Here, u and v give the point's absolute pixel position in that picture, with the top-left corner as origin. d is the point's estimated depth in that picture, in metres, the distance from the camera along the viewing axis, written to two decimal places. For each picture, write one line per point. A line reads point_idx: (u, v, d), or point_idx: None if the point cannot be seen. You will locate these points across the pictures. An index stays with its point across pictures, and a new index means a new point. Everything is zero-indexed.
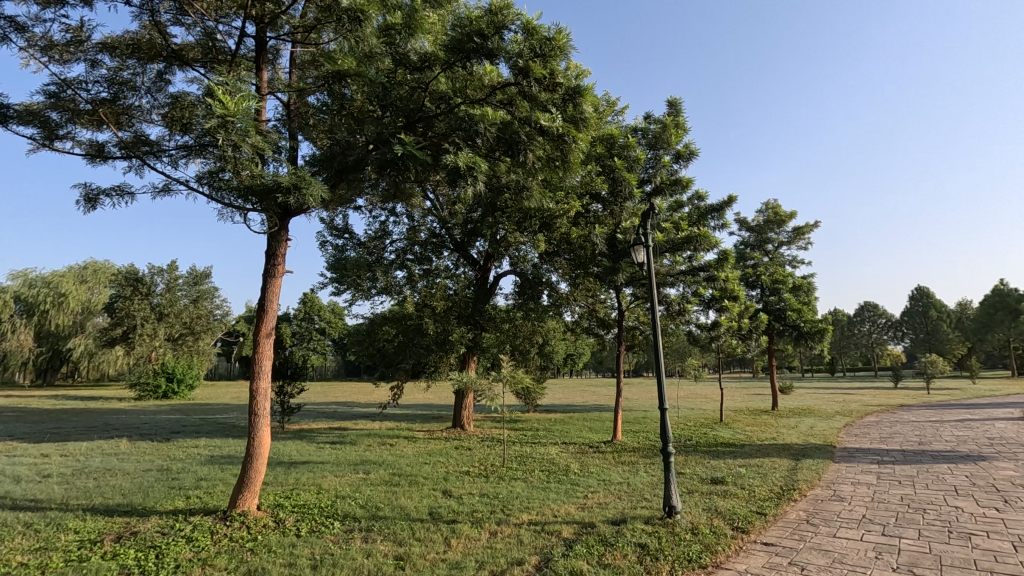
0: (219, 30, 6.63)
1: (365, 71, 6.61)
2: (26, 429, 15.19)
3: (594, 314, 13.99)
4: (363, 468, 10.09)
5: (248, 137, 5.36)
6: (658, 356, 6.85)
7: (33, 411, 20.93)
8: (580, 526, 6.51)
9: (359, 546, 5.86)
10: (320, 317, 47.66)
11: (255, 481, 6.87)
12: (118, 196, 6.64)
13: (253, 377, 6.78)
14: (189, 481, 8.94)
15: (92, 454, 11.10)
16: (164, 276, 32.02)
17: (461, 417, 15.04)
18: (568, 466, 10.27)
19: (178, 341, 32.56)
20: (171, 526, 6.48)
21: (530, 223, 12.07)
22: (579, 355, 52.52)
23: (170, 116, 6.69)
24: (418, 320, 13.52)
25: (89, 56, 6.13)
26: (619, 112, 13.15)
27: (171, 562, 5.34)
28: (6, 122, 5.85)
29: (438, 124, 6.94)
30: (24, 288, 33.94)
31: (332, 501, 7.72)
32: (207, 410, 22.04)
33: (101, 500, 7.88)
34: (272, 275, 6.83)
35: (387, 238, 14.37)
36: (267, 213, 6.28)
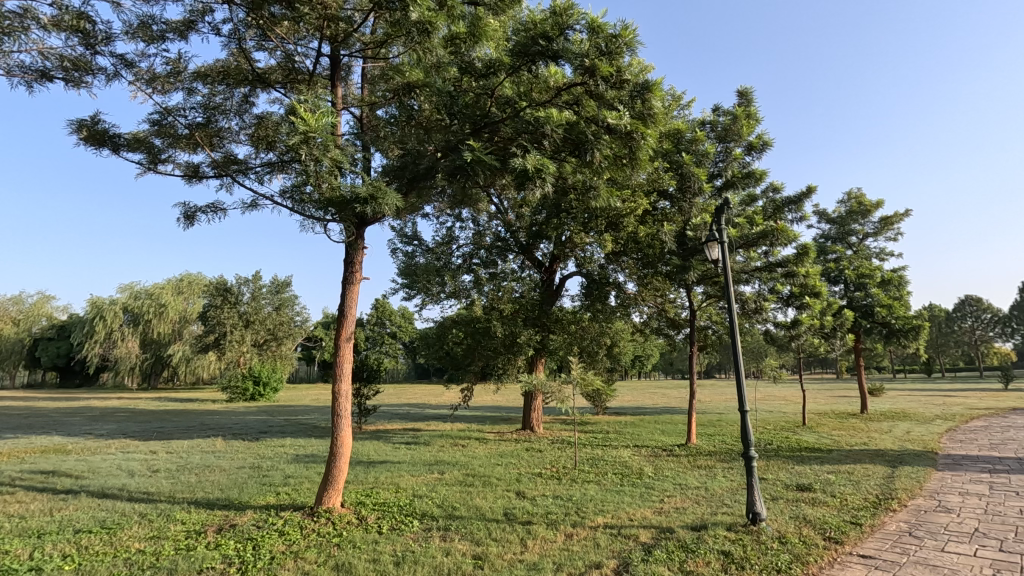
0: (297, 52, 7.04)
1: (433, 81, 6.82)
2: (137, 428, 16.71)
3: (664, 315, 13.63)
4: (438, 468, 10.32)
5: (327, 152, 5.63)
6: (737, 357, 6.53)
7: (142, 411, 23.00)
8: (658, 530, 6.37)
9: (438, 545, 6.00)
10: (391, 322, 49.28)
11: (339, 479, 7.20)
12: (213, 213, 7.19)
13: (334, 379, 7.11)
14: (278, 478, 9.51)
15: (193, 451, 12.05)
16: (250, 285, 34.25)
17: (531, 419, 15.06)
18: (641, 470, 10.06)
19: (264, 347, 34.71)
20: (265, 520, 6.91)
21: (596, 224, 11.89)
22: (648, 355, 51.40)
23: (256, 135, 7.19)
24: (486, 322, 13.71)
25: (186, 85, 6.68)
26: (685, 106, 12.76)
27: (267, 554, 5.69)
28: (118, 149, 6.49)
29: (504, 129, 7.02)
30: (130, 299, 37.43)
31: (410, 500, 7.95)
32: (290, 411, 23.39)
33: (203, 494, 8.53)
34: (351, 282, 7.14)
35: (454, 244, 14.67)
36: (345, 223, 6.59)
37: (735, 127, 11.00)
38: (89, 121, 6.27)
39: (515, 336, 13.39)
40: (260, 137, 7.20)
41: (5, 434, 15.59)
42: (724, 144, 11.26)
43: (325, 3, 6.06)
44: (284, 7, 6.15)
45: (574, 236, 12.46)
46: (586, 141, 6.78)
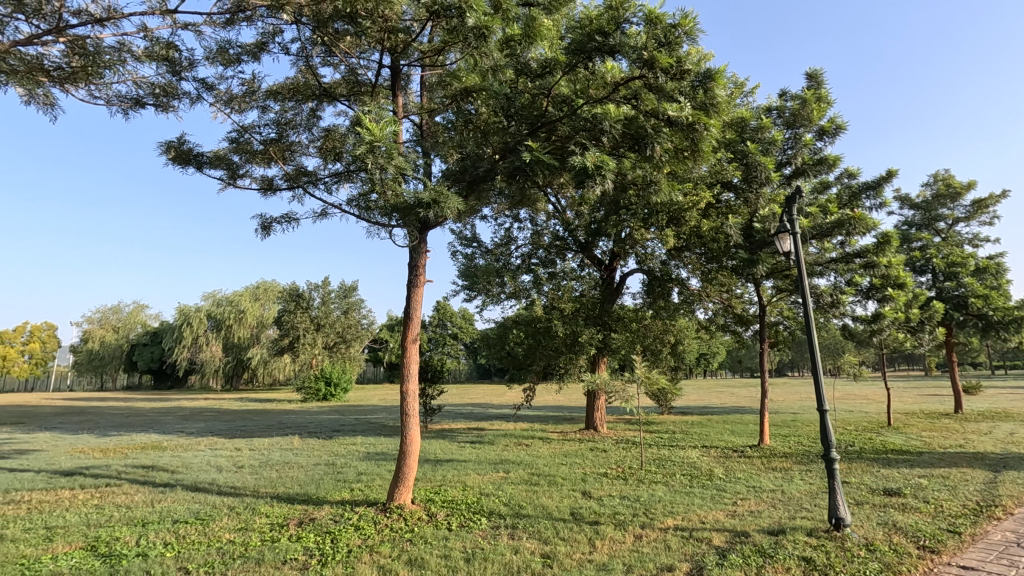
0: (360, 65, 7.31)
1: (490, 85, 6.89)
2: (223, 426, 17.93)
3: (731, 311, 13.20)
4: (503, 467, 10.42)
5: (391, 160, 5.81)
6: (814, 353, 6.19)
7: (227, 411, 24.63)
8: (732, 534, 6.15)
9: (507, 543, 6.07)
10: (453, 324, 50.15)
11: (408, 477, 7.42)
12: (287, 223, 7.59)
13: (402, 380, 7.33)
14: (352, 475, 9.92)
15: (273, 449, 12.78)
16: (319, 291, 35.89)
17: (594, 418, 14.92)
18: (711, 471, 9.75)
19: (334, 349, 36.27)
20: (341, 514, 7.23)
21: (657, 219, 11.62)
22: (715, 353, 49.67)
23: (324, 147, 7.54)
24: (547, 322, 13.69)
25: (260, 103, 7.10)
26: (749, 93, 12.25)
27: (344, 547, 5.96)
28: (201, 167, 6.98)
29: (561, 127, 7.00)
30: (214, 306, 40.18)
31: (477, 498, 8.08)
32: (360, 411, 24.34)
33: (283, 489, 9.03)
34: (415, 285, 7.33)
35: (513, 245, 14.76)
36: (408, 228, 6.78)
37: (805, 112, 10.44)
38: (176, 142, 6.78)
39: (576, 336, 13.27)
40: (328, 149, 7.54)
41: (111, 431, 17.14)
42: (793, 131, 10.72)
43: (385, 16, 6.25)
44: (347, 23, 6.39)
45: (634, 232, 12.22)
46: (646, 135, 6.62)
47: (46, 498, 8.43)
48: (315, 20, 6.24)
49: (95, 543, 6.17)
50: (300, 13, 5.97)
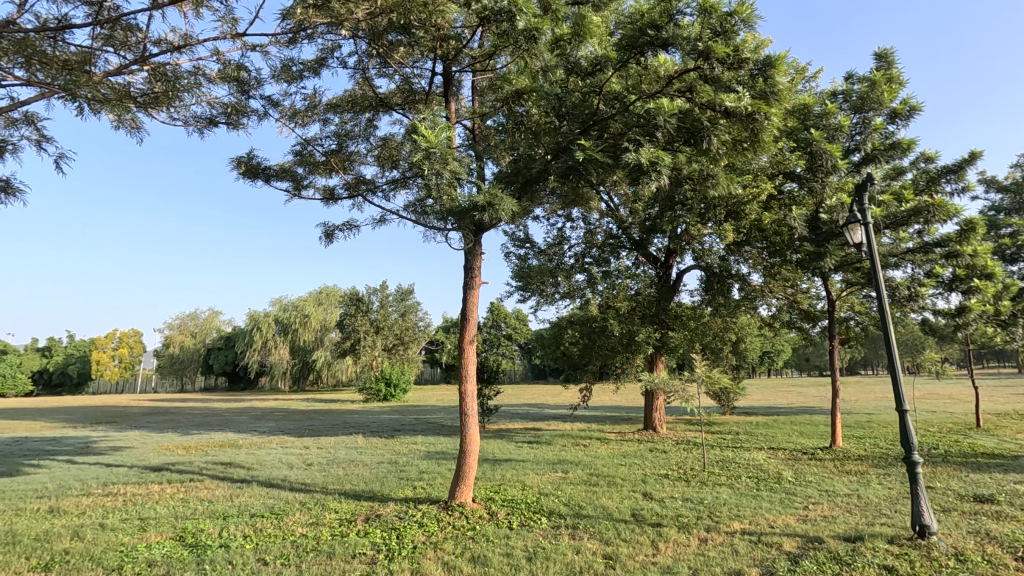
0: (414, 74, 7.50)
1: (541, 86, 6.89)
2: (293, 425, 18.82)
3: (797, 307, 12.66)
4: (562, 467, 10.40)
5: (447, 165, 5.92)
6: (891, 350, 5.83)
7: (295, 411, 25.87)
8: (805, 540, 5.89)
9: (568, 543, 6.07)
10: (507, 325, 50.46)
11: (469, 476, 7.53)
12: (349, 230, 7.90)
13: (460, 380, 7.47)
14: (414, 473, 10.19)
15: (339, 447, 13.31)
16: (378, 294, 37.09)
17: (653, 419, 14.64)
18: (780, 474, 9.36)
19: (393, 351, 37.39)
20: (406, 511, 7.44)
21: (715, 213, 11.27)
22: (780, 350, 47.59)
23: (381, 155, 7.80)
24: (602, 321, 13.54)
25: (321, 117, 7.43)
26: (811, 79, 11.70)
27: (409, 543, 6.13)
28: (269, 179, 7.38)
29: (614, 125, 6.93)
30: (281, 311, 42.29)
31: (537, 497, 8.11)
32: (420, 411, 24.95)
33: (350, 486, 9.39)
34: (471, 286, 7.45)
35: (566, 244, 14.72)
36: (463, 232, 6.90)
37: (874, 95, 9.87)
38: (246, 158, 7.20)
39: (633, 335, 13.06)
40: (385, 157, 7.79)
41: (193, 430, 18.35)
42: (861, 115, 10.14)
43: (437, 25, 6.39)
44: (402, 34, 6.59)
45: (690, 228, 11.89)
46: (702, 128, 6.43)
47: (139, 491, 9.15)
48: (371, 33, 6.46)
49: (183, 534, 6.64)
50: (357, 28, 6.20)
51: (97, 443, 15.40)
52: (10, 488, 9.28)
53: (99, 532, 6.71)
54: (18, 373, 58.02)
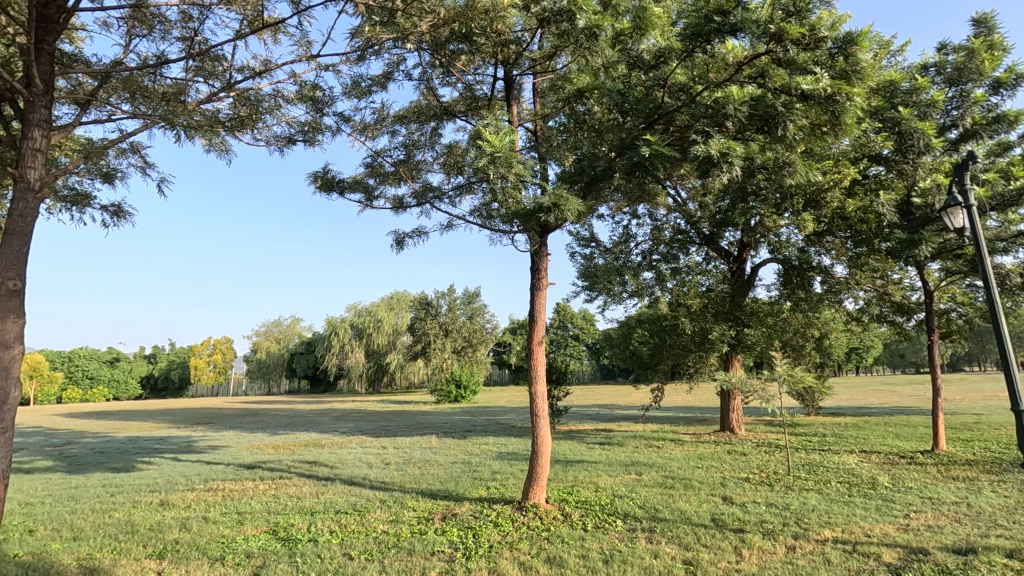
0: (475, 80, 7.64)
1: (602, 83, 6.80)
2: (371, 426, 19.67)
3: (888, 299, 11.78)
4: (635, 469, 10.21)
5: (512, 168, 5.97)
6: (1003, 343, 5.29)
7: (372, 412, 26.95)
8: (907, 551, 5.46)
9: (645, 546, 5.94)
10: (574, 325, 50.05)
11: (542, 476, 7.54)
12: (418, 237, 8.13)
13: (530, 382, 7.51)
14: (487, 473, 10.34)
15: (415, 447, 13.74)
16: (446, 298, 37.95)
17: (730, 420, 14.08)
18: (875, 479, 8.72)
19: (462, 353, 38.16)
20: (481, 511, 7.57)
21: (792, 203, 10.68)
22: (870, 346, 44.29)
23: (447, 163, 7.98)
24: (673, 320, 13.15)
25: (390, 129, 7.71)
26: (898, 52, 10.86)
27: (485, 543, 6.23)
28: (344, 191, 7.74)
29: (680, 117, 6.72)
30: (355, 317, 44.24)
31: (611, 499, 8.01)
32: (491, 412, 25.27)
33: (426, 485, 9.67)
34: (538, 288, 7.47)
35: (632, 242, 14.43)
36: (529, 234, 6.93)
37: (973, 65, 9.03)
38: (322, 172, 7.59)
39: (705, 333, 12.58)
40: (450, 164, 7.97)
41: (280, 430, 19.55)
42: (957, 88, 9.31)
43: (497, 31, 6.46)
44: (463, 43, 6.71)
45: (765, 219, 11.33)
46: (776, 114, 6.02)
47: (235, 487, 9.86)
48: (434, 44, 6.62)
49: (276, 528, 7.09)
50: (421, 41, 6.39)
51: (198, 442, 16.74)
52: (127, 482, 10.27)
53: (203, 525, 7.29)
54: (130, 378, 64.15)
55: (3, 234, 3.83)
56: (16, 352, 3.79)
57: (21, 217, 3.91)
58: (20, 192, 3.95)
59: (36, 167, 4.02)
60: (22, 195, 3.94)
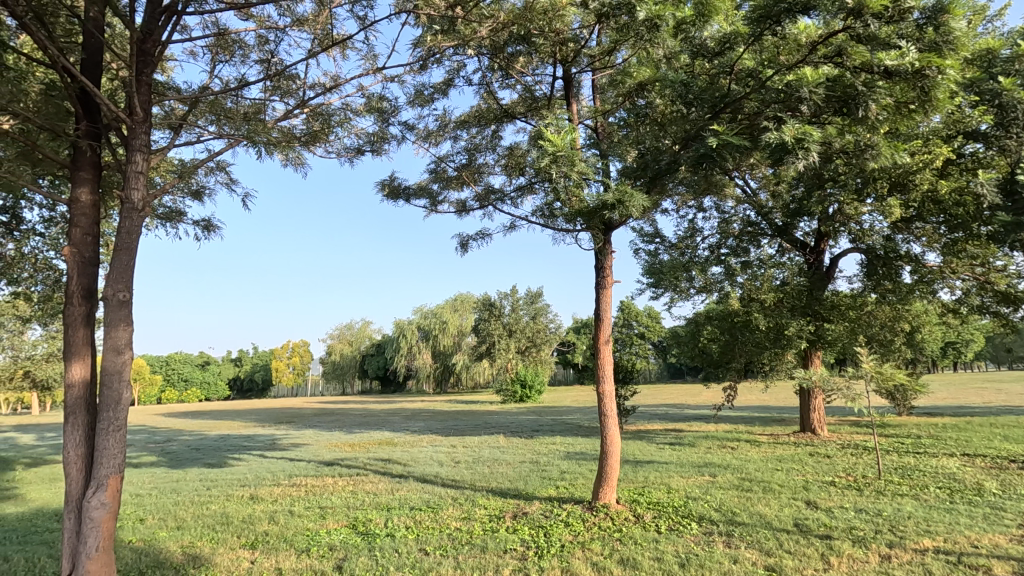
0: (535, 81, 7.67)
1: (664, 74, 6.64)
2: (440, 425, 20.21)
3: (989, 288, 10.77)
4: (709, 471, 9.86)
5: (574, 167, 5.93)
6: None
7: (441, 412, 27.69)
8: (1022, 565, 4.96)
9: (724, 551, 5.73)
10: (639, 323, 49.08)
11: (611, 477, 7.44)
12: (482, 239, 8.24)
13: (597, 381, 7.43)
14: (556, 473, 10.33)
15: (484, 446, 13.96)
16: (509, 299, 38.28)
17: (810, 420, 13.34)
18: (980, 485, 7.99)
19: (527, 353, 38.46)
20: (551, 510, 7.58)
21: (876, 187, 9.96)
22: (969, 340, 40.64)
23: (508, 164, 8.04)
24: (746, 316, 12.60)
25: (452, 134, 7.86)
26: (995, 17, 9.91)
27: (557, 542, 6.23)
28: (410, 198, 7.98)
29: (748, 104, 6.41)
30: (421, 319, 45.53)
31: (684, 501, 7.79)
32: (557, 412, 25.30)
33: (496, 484, 9.80)
34: (603, 286, 7.40)
35: (699, 236, 13.96)
36: (593, 232, 6.87)
37: None
38: (388, 180, 7.86)
39: (781, 329, 12.00)
40: (512, 165, 8.02)
41: (355, 429, 20.47)
42: None
43: (556, 30, 6.45)
44: (521, 44, 6.75)
45: (845, 207, 10.64)
46: (857, 94, 5.66)
47: (317, 483, 10.41)
48: (493, 48, 6.71)
49: (355, 523, 7.40)
50: (481, 46, 6.49)
51: (282, 439, 17.83)
52: (221, 477, 11.07)
53: (289, 518, 7.73)
54: (219, 380, 69.23)
55: (114, 250, 4.22)
56: (126, 356, 4.17)
57: (128, 234, 4.29)
58: (126, 211, 4.32)
59: (139, 188, 4.39)
60: (128, 213, 4.32)
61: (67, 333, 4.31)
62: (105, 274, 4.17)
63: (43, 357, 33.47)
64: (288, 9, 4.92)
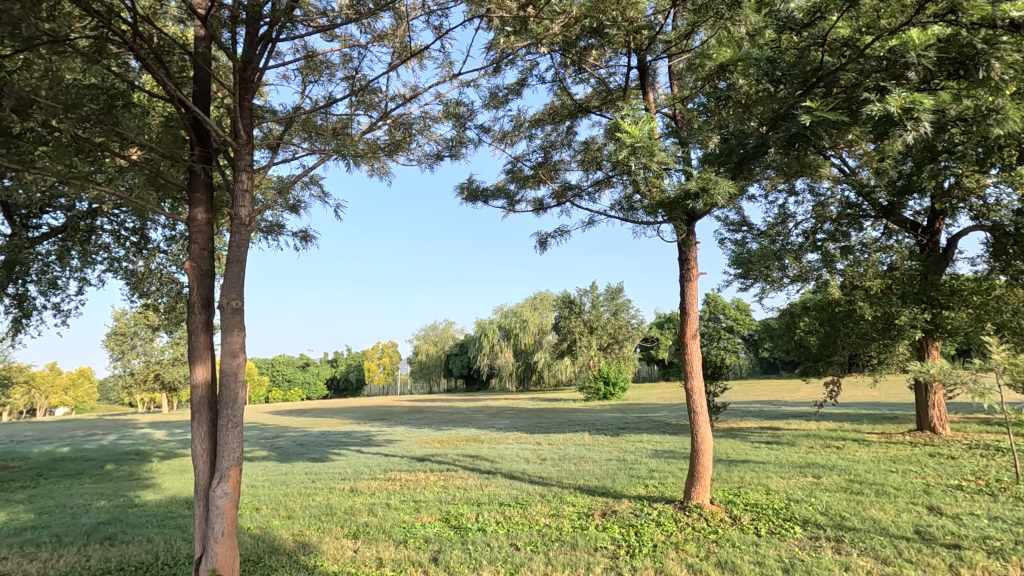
0: (609, 74, 7.54)
1: (748, 53, 6.29)
2: (525, 422, 20.46)
3: None
4: (811, 471, 9.24)
5: (653, 157, 5.76)
6: None
7: (524, 410, 28.00)
8: None
9: (833, 557, 5.35)
10: (727, 317, 46.86)
11: (704, 476, 7.16)
12: (560, 236, 8.21)
13: (685, 377, 7.19)
14: (644, 471, 10.10)
15: (569, 444, 13.94)
16: (589, 295, 37.92)
17: (929, 418, 12.11)
18: None
19: (609, 349, 38.04)
20: (641, 509, 7.41)
21: (1002, 155, 8.85)
22: None
23: (584, 159, 7.97)
24: (848, 305, 11.68)
25: (527, 134, 7.91)
26: None
27: (649, 541, 6.10)
28: (488, 199, 8.13)
29: (845, 75, 5.91)
30: (502, 318, 46.19)
31: (786, 503, 7.34)
32: (643, 409, 24.76)
33: (583, 481, 9.75)
34: (688, 278, 7.15)
35: (791, 222, 13.09)
36: (675, 223, 6.65)
37: None
38: (467, 183, 8.05)
39: (890, 318, 11.01)
40: (588, 160, 7.93)
41: (444, 426, 21.19)
42: None
43: (630, 19, 6.30)
44: (594, 37, 6.67)
45: (963, 179, 9.57)
46: (975, 54, 5.03)
47: (411, 478, 10.87)
48: (565, 44, 6.67)
49: (448, 517, 7.65)
50: (553, 43, 6.46)
51: (377, 436, 18.81)
52: (324, 470, 11.87)
53: (387, 511, 8.14)
54: (318, 380, 74.27)
55: (227, 262, 4.63)
56: (242, 359, 4.58)
57: (238, 247, 4.70)
58: (236, 227, 4.74)
59: (245, 206, 4.79)
60: (237, 228, 4.73)
61: (192, 338, 4.79)
62: (220, 285, 4.59)
63: (170, 360, 37.08)
64: (368, 27, 5.15)
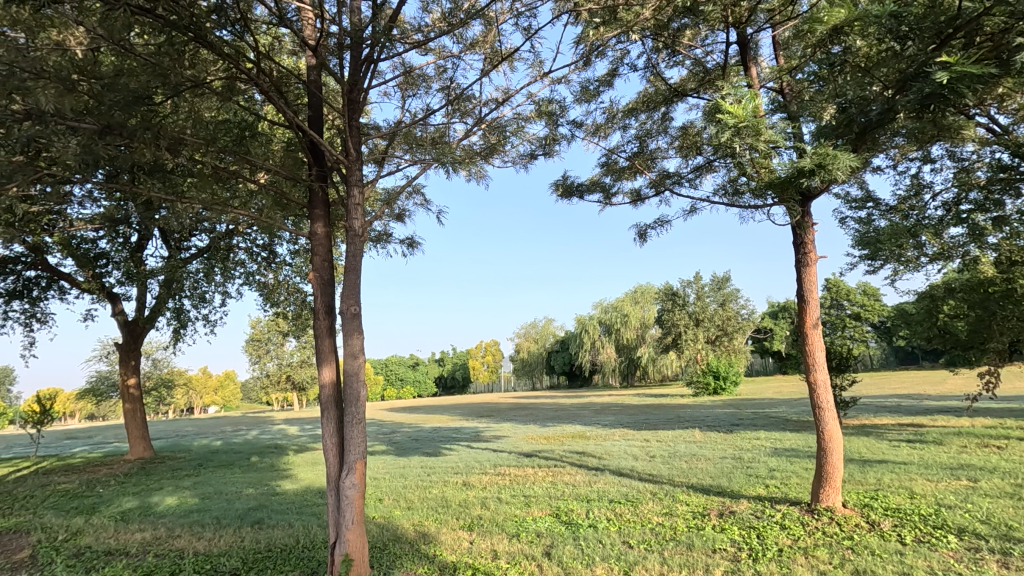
0: (705, 53, 7.19)
1: (865, 11, 5.69)
2: (631, 418, 20.02)
3: None
4: (966, 474, 8.15)
5: (759, 136, 5.41)
6: None
7: (629, 406, 27.42)
8: None
9: (998, 572, 4.70)
10: (852, 303, 42.61)
11: (834, 477, 6.60)
12: (660, 226, 7.95)
13: (806, 369, 6.67)
14: (763, 471, 9.50)
15: (678, 441, 13.45)
16: (693, 286, 36.27)
17: None
18: None
19: (717, 342, 36.28)
20: (763, 510, 6.98)
21: None
22: None
23: (682, 144, 7.67)
24: (1007, 284, 10.15)
25: (620, 124, 7.76)
26: None
27: (773, 545, 5.74)
28: (585, 195, 8.08)
29: (990, 21, 5.14)
30: (602, 313, 45.57)
31: (935, 509, 6.55)
32: (758, 404, 23.25)
33: (696, 480, 9.38)
34: (806, 264, 6.62)
35: (926, 193, 11.64)
36: (788, 205, 6.17)
37: None
38: (563, 180, 8.05)
39: None
40: (687, 145, 7.62)
41: (549, 422, 21.34)
42: None
43: None
44: (687, 16, 6.39)
45: None
46: None
47: (519, 473, 11.08)
48: (657, 27, 6.46)
49: (558, 512, 7.72)
50: (644, 28, 6.28)
51: (484, 431, 19.38)
52: (437, 465, 12.46)
53: (499, 504, 8.38)
54: (427, 379, 77.93)
55: (345, 271, 5.02)
56: (362, 360, 4.95)
57: (354, 256, 5.07)
58: (351, 238, 5.12)
59: (358, 217, 5.16)
60: (353, 240, 5.11)
61: (318, 342, 5.25)
62: (340, 292, 4.99)
63: (299, 363, 40.99)
64: (460, 36, 5.31)
